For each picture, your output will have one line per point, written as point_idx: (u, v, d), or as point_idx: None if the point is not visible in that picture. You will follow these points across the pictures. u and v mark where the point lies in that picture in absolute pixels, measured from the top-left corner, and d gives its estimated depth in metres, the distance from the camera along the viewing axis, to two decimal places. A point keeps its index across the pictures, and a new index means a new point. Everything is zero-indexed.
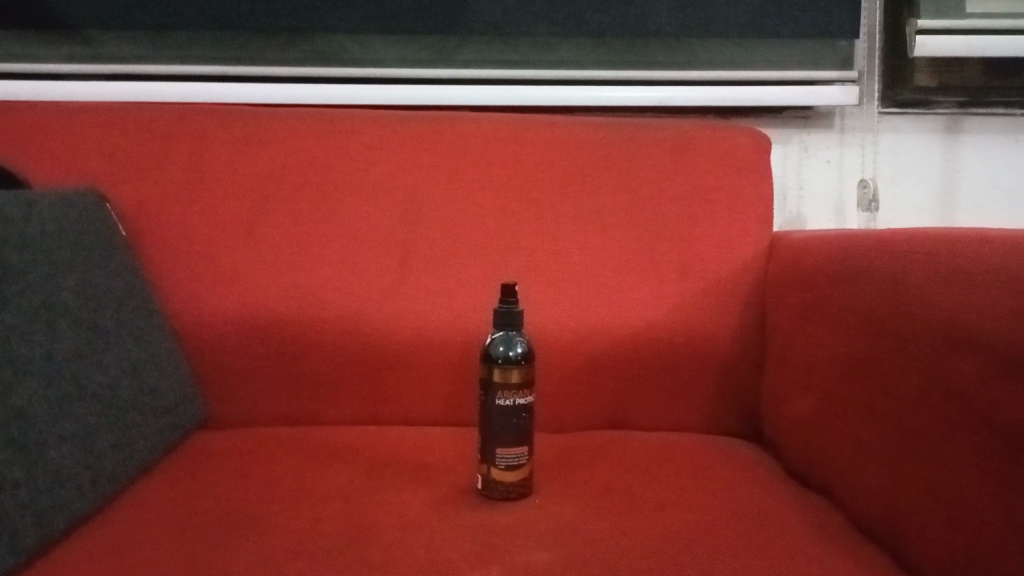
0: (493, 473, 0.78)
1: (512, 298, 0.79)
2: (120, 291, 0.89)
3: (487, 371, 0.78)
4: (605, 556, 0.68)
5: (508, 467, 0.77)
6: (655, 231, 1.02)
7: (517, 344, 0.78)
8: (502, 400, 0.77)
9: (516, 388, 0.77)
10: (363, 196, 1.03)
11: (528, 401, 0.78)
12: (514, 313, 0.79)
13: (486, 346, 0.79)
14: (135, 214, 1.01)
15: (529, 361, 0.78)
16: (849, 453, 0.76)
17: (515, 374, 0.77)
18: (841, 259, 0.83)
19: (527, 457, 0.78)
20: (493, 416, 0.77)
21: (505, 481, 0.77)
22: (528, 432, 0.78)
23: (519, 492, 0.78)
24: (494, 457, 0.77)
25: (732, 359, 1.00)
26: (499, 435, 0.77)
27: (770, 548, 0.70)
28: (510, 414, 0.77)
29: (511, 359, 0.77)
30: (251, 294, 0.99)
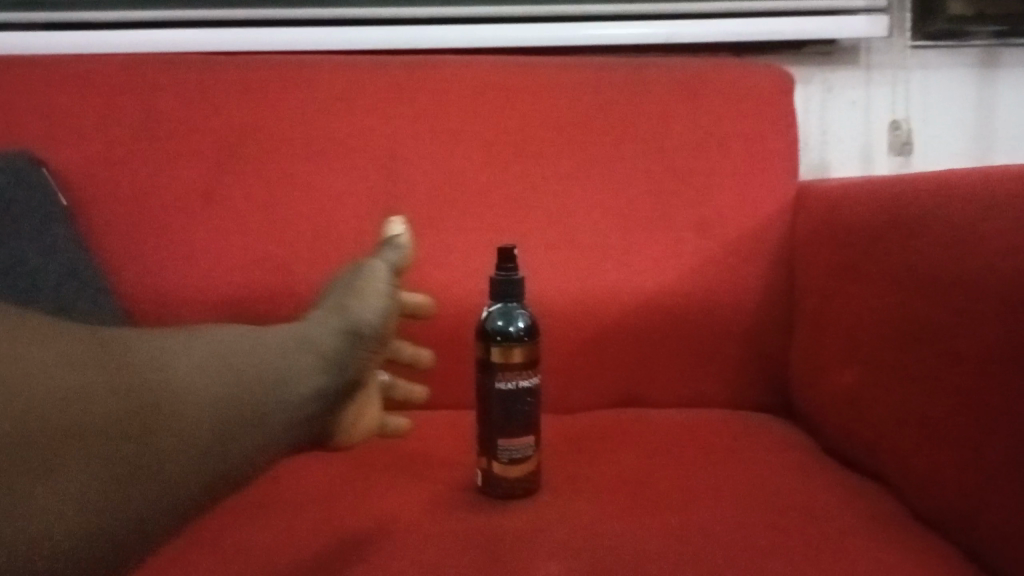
0: (494, 468, 0.67)
1: (510, 263, 0.67)
2: (60, 265, 0.79)
3: (483, 350, 0.67)
4: (629, 562, 0.58)
5: (511, 460, 0.67)
6: (666, 185, 0.91)
7: (518, 317, 0.67)
8: (502, 383, 0.66)
9: (518, 370, 0.66)
10: (337, 154, 0.90)
11: (534, 383, 0.67)
12: (514, 281, 0.67)
13: (481, 320, 0.68)
14: (74, 180, 0.88)
15: (533, 336, 0.67)
16: (902, 431, 0.66)
17: (519, 353, 0.66)
18: (890, 208, 0.72)
19: (534, 447, 0.68)
20: (492, 402, 0.66)
21: (507, 477, 0.67)
22: (535, 419, 0.67)
23: (525, 488, 0.68)
24: (494, 449, 0.67)
25: (757, 325, 0.90)
26: (499, 424, 0.66)
27: (824, 546, 0.60)
28: (512, 399, 0.66)
29: (512, 336, 0.66)
30: (212, 268, 0.88)
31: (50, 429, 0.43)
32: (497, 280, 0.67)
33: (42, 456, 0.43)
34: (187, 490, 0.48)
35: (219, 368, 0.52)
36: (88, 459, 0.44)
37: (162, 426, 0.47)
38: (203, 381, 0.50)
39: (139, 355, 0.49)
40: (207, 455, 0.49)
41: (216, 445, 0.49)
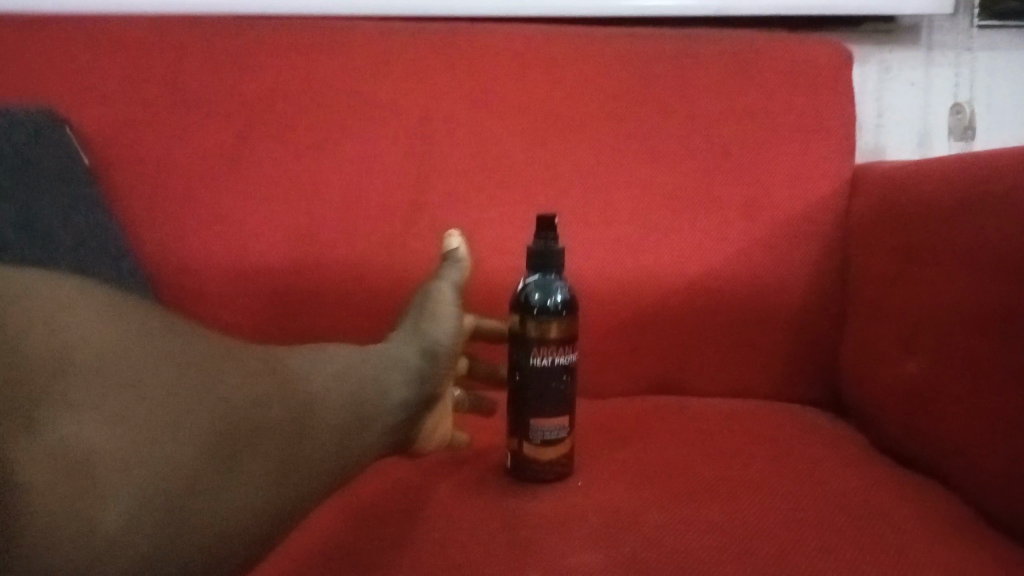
0: (525, 449, 0.63)
1: (550, 231, 0.63)
2: (82, 229, 0.76)
3: (518, 324, 0.63)
4: (672, 555, 0.53)
5: (544, 442, 0.63)
6: (713, 163, 0.86)
7: (555, 291, 0.63)
8: (537, 359, 0.62)
9: (554, 346, 0.62)
10: (369, 120, 0.87)
11: (571, 360, 0.63)
12: (552, 252, 0.63)
13: (517, 293, 0.64)
14: (98, 141, 0.85)
15: (572, 311, 0.63)
16: (968, 423, 0.61)
17: (556, 329, 0.62)
18: (959, 185, 0.67)
19: (569, 430, 0.64)
20: (526, 379, 0.62)
21: (539, 460, 0.63)
22: (571, 399, 0.63)
23: (557, 473, 0.64)
24: (526, 429, 0.63)
25: (806, 313, 0.85)
26: (533, 403, 0.62)
27: (883, 546, 0.55)
28: (546, 377, 0.62)
29: (549, 310, 0.62)
30: (237, 236, 0.85)
31: (204, 411, 0.39)
32: (534, 251, 0.63)
33: (230, 429, 0.40)
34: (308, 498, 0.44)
35: (313, 384, 0.47)
36: (243, 447, 0.40)
37: (308, 421, 0.45)
38: (326, 389, 0.48)
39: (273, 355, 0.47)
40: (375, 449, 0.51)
41: (333, 456, 0.46)
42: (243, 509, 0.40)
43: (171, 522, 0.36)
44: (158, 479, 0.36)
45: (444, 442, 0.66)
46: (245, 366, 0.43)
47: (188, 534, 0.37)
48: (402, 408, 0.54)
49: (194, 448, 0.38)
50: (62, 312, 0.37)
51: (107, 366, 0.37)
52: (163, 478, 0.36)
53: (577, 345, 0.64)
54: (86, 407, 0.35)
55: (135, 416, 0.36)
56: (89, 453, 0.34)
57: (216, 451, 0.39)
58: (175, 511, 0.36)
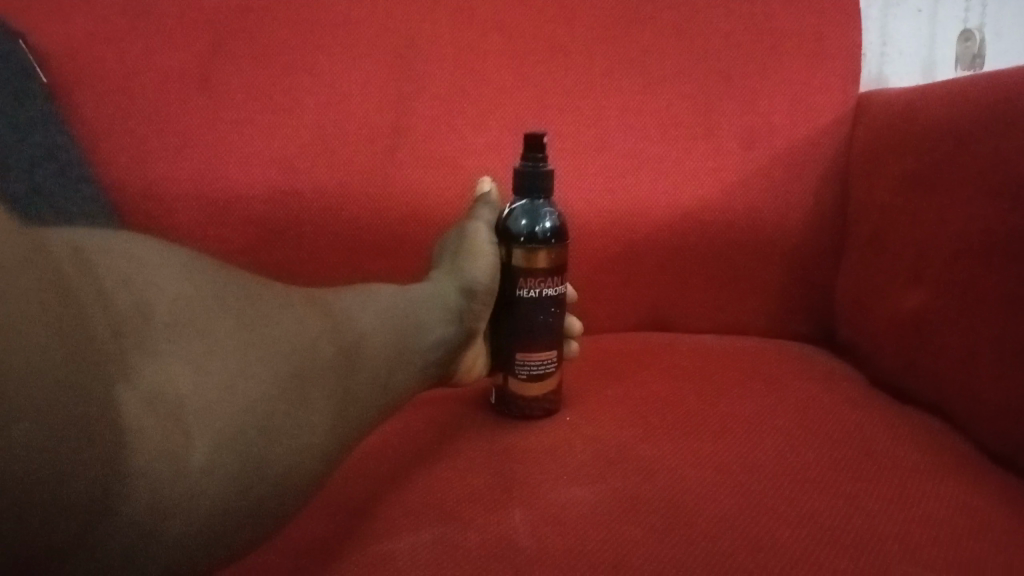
0: (510, 384, 0.61)
1: (540, 152, 0.59)
2: (36, 149, 0.70)
3: (505, 253, 0.61)
4: (668, 491, 0.51)
5: (530, 377, 0.61)
6: (711, 88, 0.82)
7: (544, 217, 0.60)
8: (524, 290, 0.60)
9: (542, 277, 0.60)
10: (347, 39, 0.82)
11: (559, 291, 0.61)
12: (542, 174, 0.59)
13: (504, 219, 0.62)
14: (50, 56, 0.78)
15: (562, 239, 0.60)
16: (974, 355, 0.58)
17: (545, 258, 0.60)
18: (973, 106, 0.63)
19: (556, 363, 0.62)
20: (512, 310, 0.60)
21: (525, 394, 0.61)
22: (559, 332, 0.61)
23: (544, 409, 0.62)
24: (512, 362, 0.61)
25: (803, 247, 0.82)
26: (518, 336, 0.60)
27: (883, 481, 0.53)
28: (534, 309, 0.60)
29: (537, 238, 0.60)
30: (206, 161, 0.79)
31: (268, 352, 0.42)
32: (523, 173, 0.60)
33: (296, 367, 0.43)
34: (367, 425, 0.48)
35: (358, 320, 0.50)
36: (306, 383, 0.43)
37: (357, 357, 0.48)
38: (371, 326, 0.51)
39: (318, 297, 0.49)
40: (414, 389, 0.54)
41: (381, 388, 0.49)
42: (311, 441, 0.42)
43: (257, 454, 0.39)
44: (241, 415, 0.38)
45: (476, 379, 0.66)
46: (300, 310, 0.46)
47: (263, 467, 0.39)
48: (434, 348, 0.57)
49: (266, 386, 0.40)
50: (145, 270, 0.39)
51: (187, 319, 0.39)
52: (244, 413, 0.38)
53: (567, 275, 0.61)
54: (168, 354, 0.37)
55: (218, 357, 0.39)
56: (186, 397, 0.36)
57: (287, 388, 0.41)
58: (259, 444, 0.39)
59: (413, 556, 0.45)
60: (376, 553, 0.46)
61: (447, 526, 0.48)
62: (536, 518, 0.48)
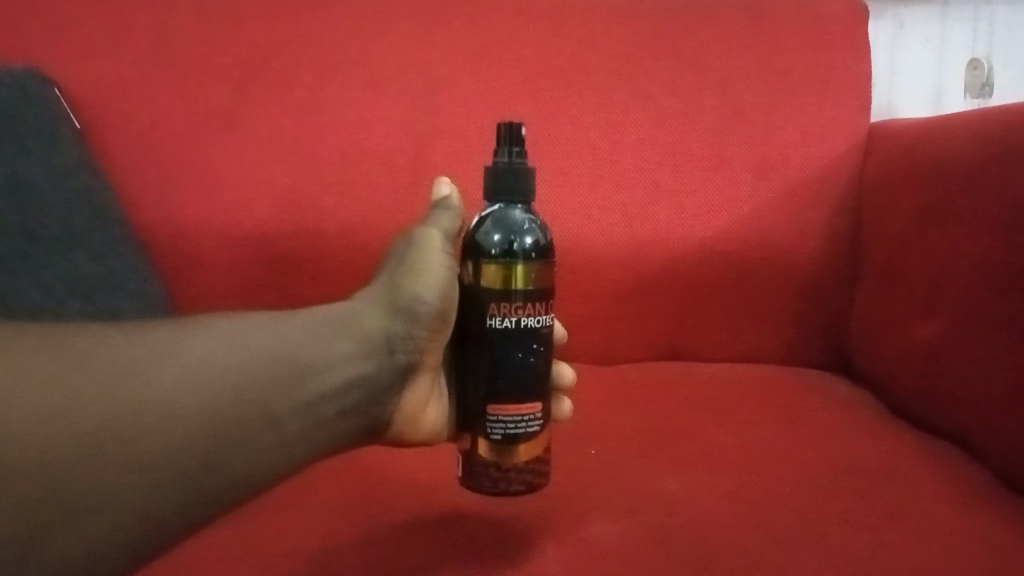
0: (484, 448, 0.51)
1: (516, 148, 0.50)
2: (71, 189, 0.73)
3: (472, 275, 0.51)
4: (691, 523, 0.52)
5: (507, 436, 0.51)
6: (724, 120, 0.84)
7: (523, 229, 0.50)
8: (496, 320, 0.50)
9: (519, 305, 0.50)
10: (368, 78, 0.84)
11: (539, 326, 0.51)
12: (519, 174, 0.50)
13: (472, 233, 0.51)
14: (85, 101, 0.82)
15: (545, 256, 0.51)
16: (990, 387, 0.59)
17: (524, 281, 0.50)
18: (981, 139, 0.65)
19: (537, 421, 0.52)
20: (484, 350, 0.50)
21: (502, 463, 0.51)
22: (541, 377, 0.51)
23: (526, 473, 0.52)
24: (482, 421, 0.51)
25: (818, 276, 0.83)
26: (493, 384, 0.50)
27: (905, 511, 0.54)
28: (509, 348, 0.50)
29: (515, 255, 0.50)
30: (231, 199, 0.81)
31: None
32: (497, 173, 0.50)
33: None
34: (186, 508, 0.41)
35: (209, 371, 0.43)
36: (63, 459, 0.38)
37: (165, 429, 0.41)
38: (204, 383, 0.43)
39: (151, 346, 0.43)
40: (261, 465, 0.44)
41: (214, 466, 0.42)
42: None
43: None
44: None
45: (432, 437, 0.55)
46: (38, 384, 0.38)
47: None
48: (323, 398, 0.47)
49: None
50: None
51: None
52: None
53: (554, 303, 0.51)
54: None
55: None
56: None
57: None
58: None
59: None
60: None
61: (476, 558, 0.49)
62: (563, 549, 0.49)
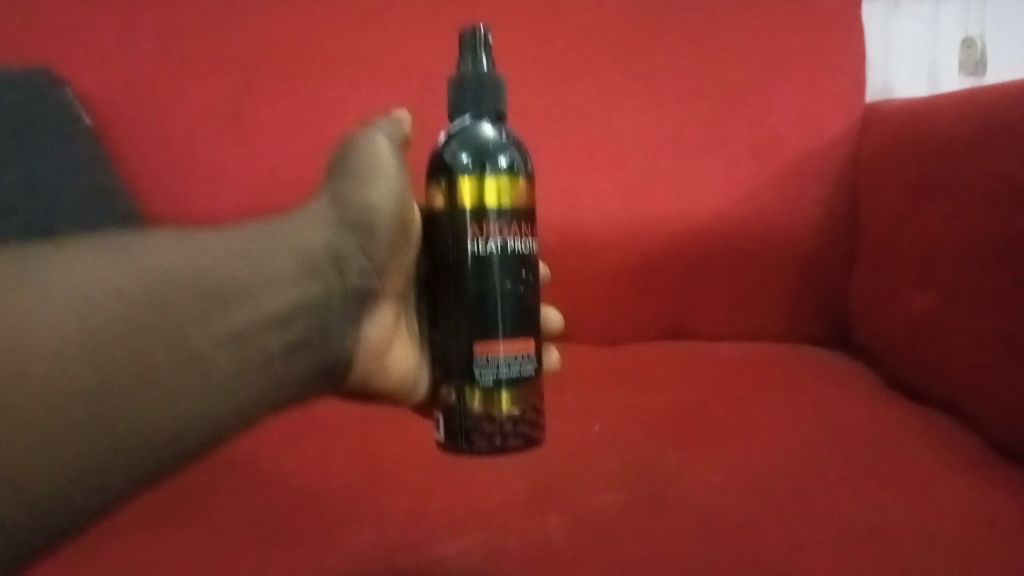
0: (474, 403, 0.57)
1: (478, 61, 0.58)
2: (85, 186, 0.76)
3: (445, 195, 0.57)
4: (696, 495, 0.54)
5: (498, 384, 0.57)
6: (722, 103, 0.85)
7: (489, 143, 0.57)
8: (478, 245, 0.56)
9: (498, 226, 0.56)
10: (370, 69, 0.85)
11: (527, 246, 0.57)
12: (486, 87, 0.58)
13: (441, 151, 0.58)
14: (97, 101, 0.84)
15: (513, 172, 0.57)
16: (982, 358, 0.61)
17: (494, 196, 0.56)
18: (973, 117, 0.66)
19: (526, 360, 0.58)
20: (469, 281, 0.56)
21: (495, 415, 0.57)
22: (525, 310, 0.57)
23: (523, 416, 0.58)
24: (472, 366, 0.56)
25: (817, 253, 0.84)
26: (482, 332, 0.56)
27: (900, 480, 0.55)
28: (489, 275, 0.56)
29: (484, 168, 0.56)
30: (241, 192, 0.84)
31: None
32: (465, 84, 0.58)
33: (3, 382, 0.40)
34: (168, 430, 0.46)
35: (184, 287, 0.48)
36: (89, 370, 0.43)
37: (142, 347, 0.45)
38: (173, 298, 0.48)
39: (130, 259, 0.47)
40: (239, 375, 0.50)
41: (189, 385, 0.47)
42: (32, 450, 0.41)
43: None
44: None
45: (405, 376, 0.65)
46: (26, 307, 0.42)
47: None
48: (284, 320, 0.53)
49: None
50: None
51: None
52: None
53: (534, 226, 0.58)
54: None
55: None
56: None
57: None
58: None
59: (459, 559, 0.49)
60: (423, 563, 0.49)
61: (488, 531, 0.51)
62: (570, 520, 0.52)
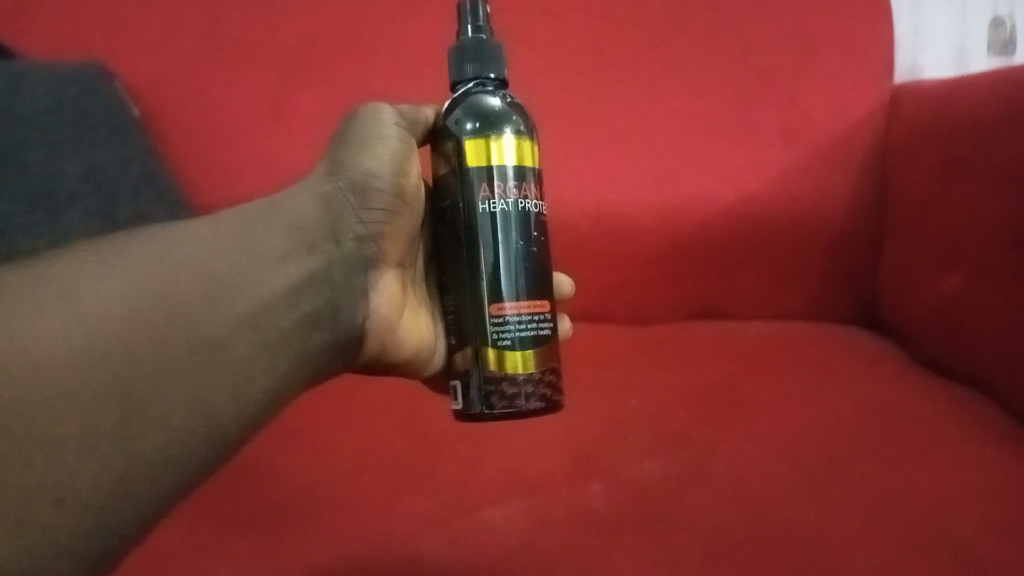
0: (490, 363, 0.51)
1: (478, 19, 0.53)
2: (138, 176, 0.80)
3: (454, 161, 0.52)
4: (731, 466, 0.57)
5: (517, 342, 0.51)
6: (751, 87, 0.86)
7: (492, 107, 0.52)
8: (488, 204, 0.51)
9: (512, 186, 0.52)
10: (405, 57, 0.87)
11: (536, 208, 0.53)
12: (487, 49, 0.52)
13: (445, 120, 0.53)
14: (144, 92, 0.88)
15: (526, 137, 0.52)
16: (1008, 333, 0.63)
17: (511, 161, 0.52)
18: (1001, 99, 0.67)
19: (541, 321, 0.53)
20: (481, 234, 0.51)
21: (515, 374, 0.51)
22: (541, 269, 0.53)
23: (543, 385, 0.52)
24: (485, 326, 0.52)
25: (846, 234, 0.86)
26: (496, 286, 0.51)
27: (928, 450, 0.58)
28: (507, 232, 0.52)
29: (490, 131, 0.51)
30: (282, 179, 0.86)
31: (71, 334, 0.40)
32: (465, 49, 0.52)
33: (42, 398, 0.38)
34: (213, 415, 0.44)
35: (191, 279, 0.46)
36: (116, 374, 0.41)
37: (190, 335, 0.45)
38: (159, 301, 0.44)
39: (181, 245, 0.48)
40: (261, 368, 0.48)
41: (206, 377, 0.44)
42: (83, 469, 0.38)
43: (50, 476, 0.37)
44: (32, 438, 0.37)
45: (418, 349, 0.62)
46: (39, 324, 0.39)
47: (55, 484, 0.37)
48: (294, 296, 0.51)
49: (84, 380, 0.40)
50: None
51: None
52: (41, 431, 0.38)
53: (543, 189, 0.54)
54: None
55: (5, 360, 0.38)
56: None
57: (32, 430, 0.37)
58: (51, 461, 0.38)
59: (507, 524, 0.52)
60: (475, 525, 0.52)
61: (534, 499, 0.54)
62: (610, 489, 0.55)
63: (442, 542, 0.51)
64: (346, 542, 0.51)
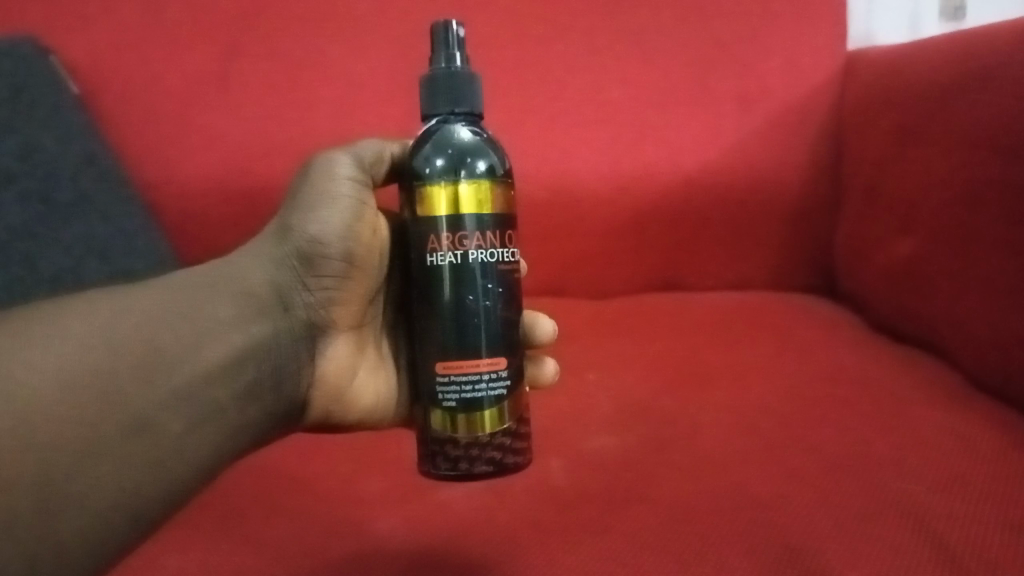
0: (434, 421, 0.50)
1: (444, 48, 0.49)
2: (81, 153, 0.76)
3: (416, 207, 0.49)
4: (690, 437, 0.57)
5: (461, 401, 0.49)
6: (708, 54, 0.86)
7: (465, 149, 0.48)
8: (440, 253, 0.48)
9: (470, 235, 0.48)
10: (357, 28, 0.85)
11: (497, 257, 0.49)
12: (461, 84, 0.49)
13: (411, 158, 0.49)
14: (84, 68, 0.84)
15: (498, 178, 0.49)
16: (960, 301, 0.64)
17: (484, 207, 0.48)
18: (952, 66, 0.67)
19: (497, 379, 0.49)
20: (435, 285, 0.48)
21: (457, 437, 0.49)
22: (499, 325, 0.49)
23: (500, 447, 0.50)
24: (434, 386, 0.49)
25: (802, 202, 0.86)
26: (439, 339, 0.49)
27: (882, 414, 0.58)
28: (454, 286, 0.48)
29: (460, 175, 0.48)
30: (232, 155, 0.84)
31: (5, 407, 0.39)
32: (436, 83, 0.49)
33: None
34: (137, 496, 0.43)
35: (120, 356, 0.44)
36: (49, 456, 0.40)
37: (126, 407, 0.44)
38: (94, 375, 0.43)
39: (117, 312, 0.46)
40: (196, 447, 0.47)
41: (124, 459, 0.43)
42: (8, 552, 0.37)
43: None
44: None
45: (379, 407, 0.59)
46: None
47: None
48: (236, 367, 0.50)
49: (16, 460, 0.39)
50: None
51: None
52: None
53: (512, 233, 0.49)
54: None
55: None
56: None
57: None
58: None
59: (465, 502, 0.51)
60: (433, 505, 0.52)
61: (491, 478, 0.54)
62: (569, 464, 0.55)
63: (397, 523, 0.50)
64: (298, 528, 0.51)
